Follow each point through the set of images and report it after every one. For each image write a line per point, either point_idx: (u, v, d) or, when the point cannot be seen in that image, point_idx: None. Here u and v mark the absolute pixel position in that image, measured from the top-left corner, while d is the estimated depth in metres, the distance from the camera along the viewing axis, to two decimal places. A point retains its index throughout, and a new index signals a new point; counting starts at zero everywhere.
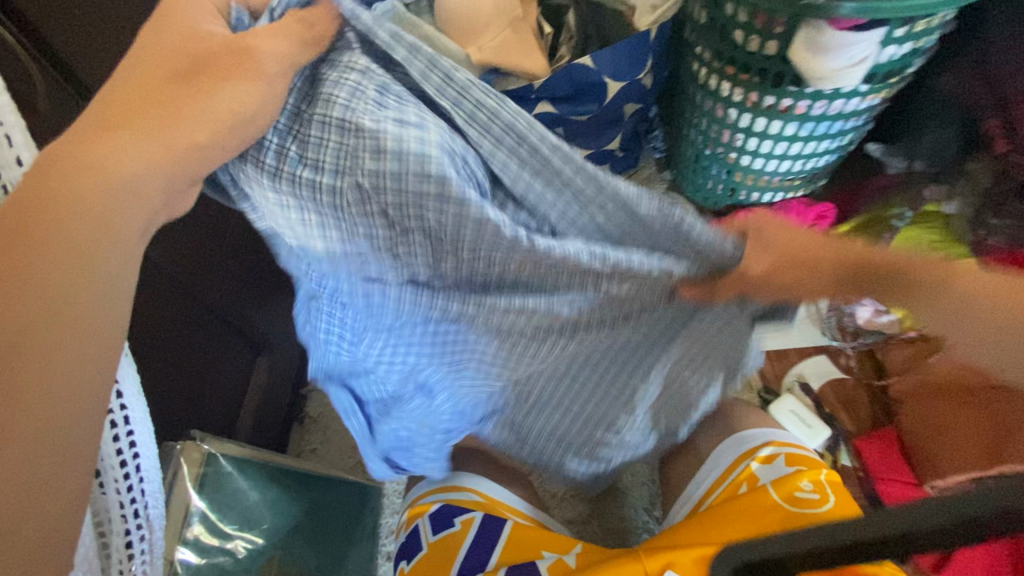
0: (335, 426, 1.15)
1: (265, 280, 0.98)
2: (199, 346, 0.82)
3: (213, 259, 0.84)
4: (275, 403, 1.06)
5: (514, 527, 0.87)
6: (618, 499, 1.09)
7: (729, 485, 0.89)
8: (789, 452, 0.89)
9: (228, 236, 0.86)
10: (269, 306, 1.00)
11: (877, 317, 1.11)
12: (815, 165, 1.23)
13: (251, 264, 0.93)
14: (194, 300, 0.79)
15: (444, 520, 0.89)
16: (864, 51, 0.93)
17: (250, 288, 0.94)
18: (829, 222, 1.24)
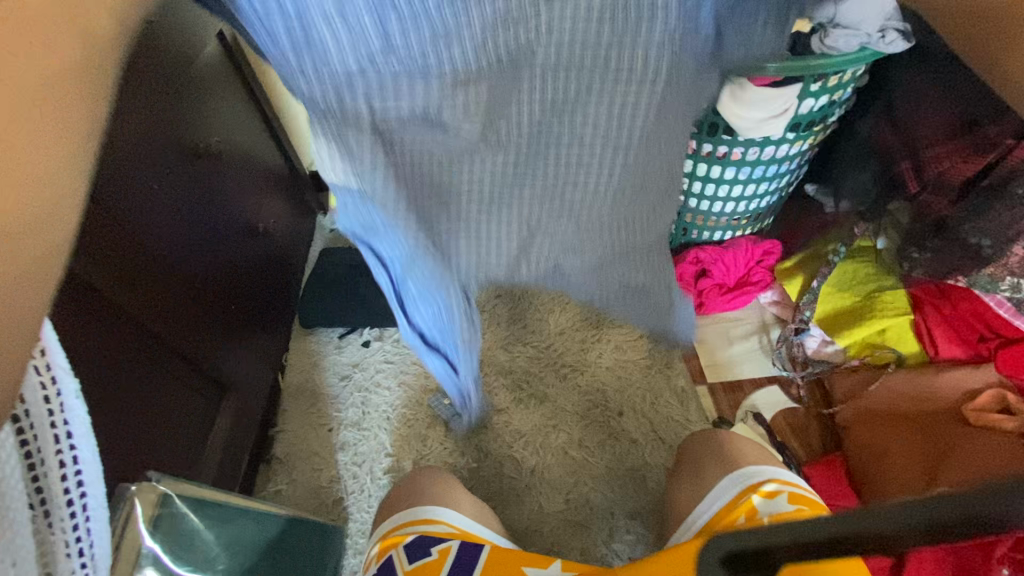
0: (300, 468, 1.17)
1: (219, 324, 1.03)
2: (151, 389, 0.85)
3: (173, 296, 0.89)
4: (240, 442, 1.08)
5: (491, 551, 0.87)
6: (581, 534, 1.10)
7: (727, 514, 0.87)
8: (795, 490, 0.85)
9: (191, 278, 0.94)
10: (223, 351, 1.04)
11: (824, 347, 1.19)
12: (759, 205, 1.31)
13: (207, 307, 0.99)
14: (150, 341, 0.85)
15: (421, 549, 0.86)
16: (784, 103, 1.03)
17: (205, 329, 0.98)
18: (776, 257, 1.32)
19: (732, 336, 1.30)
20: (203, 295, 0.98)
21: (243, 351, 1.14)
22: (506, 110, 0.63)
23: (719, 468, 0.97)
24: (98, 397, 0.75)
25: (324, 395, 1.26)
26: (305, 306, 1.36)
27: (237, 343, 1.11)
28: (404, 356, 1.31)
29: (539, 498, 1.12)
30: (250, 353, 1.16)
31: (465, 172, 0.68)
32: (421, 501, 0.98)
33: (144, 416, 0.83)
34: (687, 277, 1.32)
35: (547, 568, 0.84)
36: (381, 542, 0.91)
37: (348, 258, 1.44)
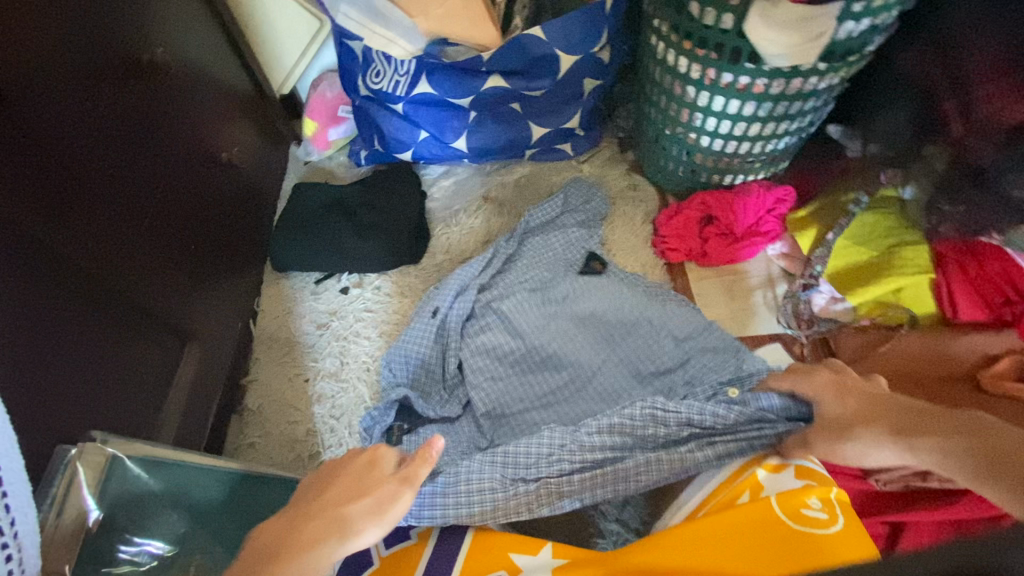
0: (275, 420, 1.09)
1: (174, 262, 0.95)
2: (97, 338, 0.76)
3: (103, 228, 0.80)
4: (206, 393, 1.00)
5: (474, 535, 0.77)
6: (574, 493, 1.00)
7: (728, 487, 0.81)
8: (799, 463, 0.81)
9: (123, 209, 0.83)
10: (180, 296, 0.96)
11: (831, 305, 1.12)
12: (776, 147, 1.21)
13: (155, 240, 0.91)
14: (95, 277, 0.78)
15: (399, 533, 0.79)
16: (820, 25, 0.89)
17: (151, 264, 0.89)
18: (789, 206, 1.23)
19: (734, 292, 1.24)
20: (150, 229, 0.90)
21: (206, 295, 1.04)
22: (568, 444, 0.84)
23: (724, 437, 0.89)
24: (35, 344, 0.67)
25: (300, 343, 1.19)
26: (277, 248, 1.26)
27: (201, 287, 1.02)
28: (385, 304, 1.24)
29: None
30: (214, 297, 1.07)
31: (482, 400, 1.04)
32: None
33: (90, 365, 0.75)
34: (690, 224, 1.26)
35: (537, 555, 0.73)
36: None
37: (325, 197, 1.33)
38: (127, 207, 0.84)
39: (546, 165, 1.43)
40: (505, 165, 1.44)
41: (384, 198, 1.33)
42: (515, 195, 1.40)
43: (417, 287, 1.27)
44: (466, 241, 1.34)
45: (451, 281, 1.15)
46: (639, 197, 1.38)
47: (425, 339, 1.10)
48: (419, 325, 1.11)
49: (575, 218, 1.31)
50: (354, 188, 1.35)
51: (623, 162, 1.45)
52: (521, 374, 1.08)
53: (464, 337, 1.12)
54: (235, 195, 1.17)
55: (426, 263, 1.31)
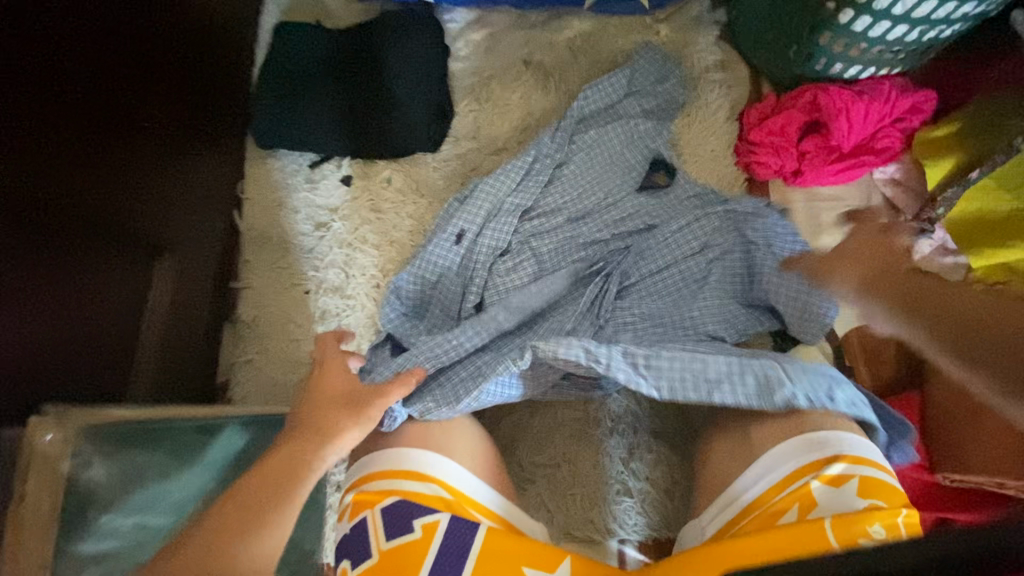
0: (274, 333, 0.96)
1: (131, 148, 0.72)
2: (49, 277, 0.59)
3: (31, 121, 0.56)
4: (188, 312, 0.87)
5: (488, 535, 0.66)
6: (593, 444, 0.89)
7: (777, 496, 0.68)
8: (864, 474, 0.67)
9: (44, 81, 0.58)
10: (149, 191, 0.77)
11: (937, 257, 0.93)
12: (936, 36, 0.90)
13: (104, 118, 0.67)
14: (23, 185, 0.56)
15: (401, 523, 0.66)
16: None
17: (101, 161, 0.67)
18: (923, 118, 0.97)
19: (822, 225, 1.01)
20: (96, 101, 0.66)
21: (180, 190, 0.84)
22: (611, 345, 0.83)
23: (795, 428, 0.73)
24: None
25: (294, 245, 1.01)
26: (261, 121, 1.02)
27: (173, 179, 0.82)
28: (395, 203, 1.03)
29: (554, 404, 0.90)
30: (183, 190, 0.85)
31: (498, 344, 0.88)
32: (400, 444, 0.75)
33: (49, 313, 0.59)
34: (791, 130, 0.99)
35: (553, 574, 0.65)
36: (355, 493, 0.71)
37: (323, 58, 1.06)
38: (67, 72, 0.61)
39: (612, 21, 1.11)
40: (557, 17, 1.11)
41: (398, 61, 1.04)
42: (563, 66, 1.09)
43: (436, 183, 1.04)
44: (499, 125, 1.07)
45: (476, 198, 0.94)
46: (726, 81, 1.08)
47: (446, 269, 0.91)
48: (437, 253, 0.91)
49: (639, 106, 1.03)
50: (360, 46, 1.06)
51: (712, 25, 1.12)
52: (550, 316, 0.90)
53: (493, 272, 0.91)
54: (199, 38, 0.88)
55: (447, 150, 1.05)
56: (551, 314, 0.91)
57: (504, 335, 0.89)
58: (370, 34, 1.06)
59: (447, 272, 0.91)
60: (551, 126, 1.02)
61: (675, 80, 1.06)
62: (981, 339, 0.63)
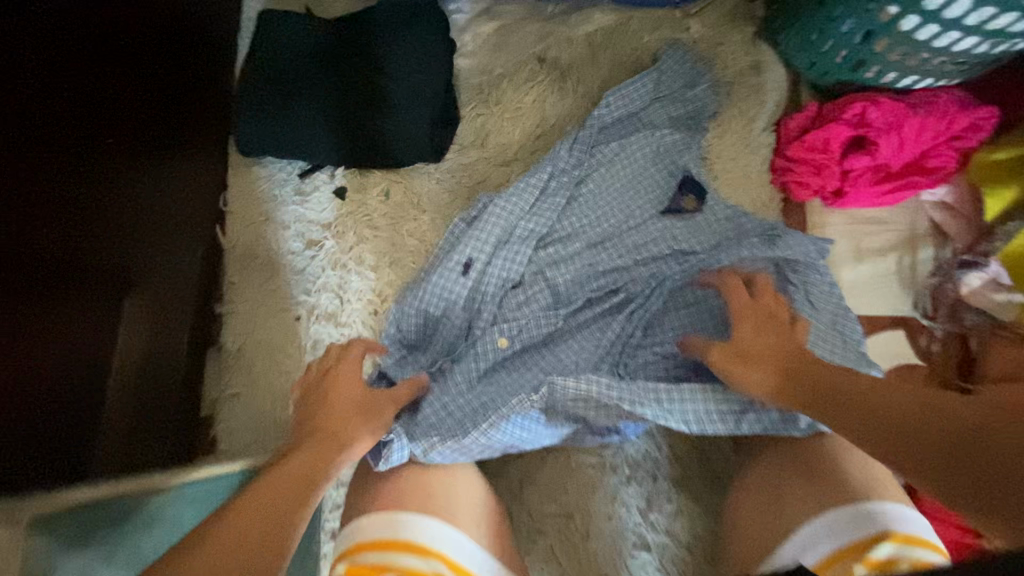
0: (263, 364, 0.88)
1: (75, 171, 0.63)
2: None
3: None
4: (164, 347, 0.79)
5: None
6: (608, 492, 0.82)
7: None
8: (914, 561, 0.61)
9: None
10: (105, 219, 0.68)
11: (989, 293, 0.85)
12: (1007, 49, 0.80)
13: (38, 137, 0.58)
14: None
15: None
16: None
17: (36, 191, 0.58)
18: (983, 137, 0.88)
19: (861, 250, 0.93)
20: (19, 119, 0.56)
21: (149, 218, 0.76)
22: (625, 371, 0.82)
23: (832, 496, 0.67)
24: None
25: (283, 265, 0.92)
26: (243, 121, 0.91)
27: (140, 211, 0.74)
28: (395, 219, 0.94)
29: (567, 449, 0.84)
30: (147, 212, 0.76)
31: (510, 384, 0.81)
32: (403, 507, 0.68)
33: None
34: (834, 146, 0.90)
35: None
36: (350, 565, 0.63)
37: (314, 51, 0.95)
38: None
39: (638, 15, 0.99)
40: (577, 9, 0.99)
41: (395, 55, 0.93)
42: (582, 65, 0.98)
43: (440, 196, 0.94)
44: (510, 132, 0.96)
45: (483, 222, 0.85)
46: (762, 85, 0.97)
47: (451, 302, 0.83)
48: (440, 284, 0.83)
49: (665, 115, 0.93)
50: (355, 37, 0.95)
51: (749, 21, 1.01)
52: (564, 350, 0.83)
53: (504, 306, 0.83)
54: (161, 34, 0.77)
55: (452, 160, 0.95)
56: (568, 352, 0.83)
57: (517, 371, 0.82)
58: (368, 26, 0.95)
59: (452, 304, 0.83)
60: (568, 137, 0.91)
61: (706, 85, 0.95)
62: (910, 439, 0.49)
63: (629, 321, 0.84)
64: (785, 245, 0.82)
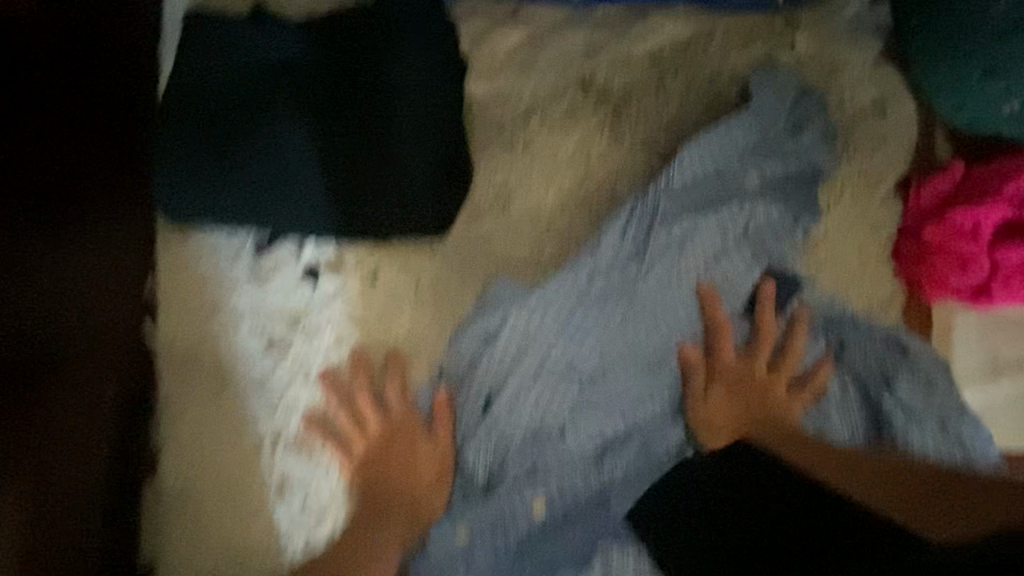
0: (216, 508, 0.68)
1: None
2: None
3: None
4: (70, 536, 0.56)
5: None
6: None
7: None
8: None
9: None
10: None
11: None
12: None
13: None
14: None
15: None
16: None
17: None
18: None
19: (999, 365, 0.70)
20: None
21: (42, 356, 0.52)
22: (692, 528, 0.63)
23: None
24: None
25: (239, 373, 0.69)
26: (175, 184, 0.66)
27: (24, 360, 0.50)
28: (386, 311, 0.70)
29: None
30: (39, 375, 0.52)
31: (548, 558, 0.63)
32: None
33: None
34: (987, 231, 0.65)
35: None
36: None
37: (261, 75, 0.67)
38: None
39: (720, 24, 0.71)
40: (635, 14, 0.71)
41: (385, 87, 0.67)
42: (641, 97, 0.70)
43: (445, 281, 0.70)
44: (541, 192, 0.70)
45: (505, 345, 0.64)
46: (889, 130, 0.71)
47: (482, 451, 0.63)
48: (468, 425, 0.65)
49: (759, 175, 0.67)
50: (331, 57, 0.68)
51: (874, 32, 0.72)
52: (613, 507, 0.64)
53: (540, 456, 0.63)
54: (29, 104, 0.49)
55: (462, 231, 0.71)
56: (626, 511, 0.64)
57: (558, 538, 0.64)
58: (352, 42, 0.68)
59: (479, 452, 0.64)
60: (618, 214, 0.66)
61: (814, 133, 0.69)
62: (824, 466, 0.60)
63: (701, 472, 0.65)
64: (910, 370, 0.65)
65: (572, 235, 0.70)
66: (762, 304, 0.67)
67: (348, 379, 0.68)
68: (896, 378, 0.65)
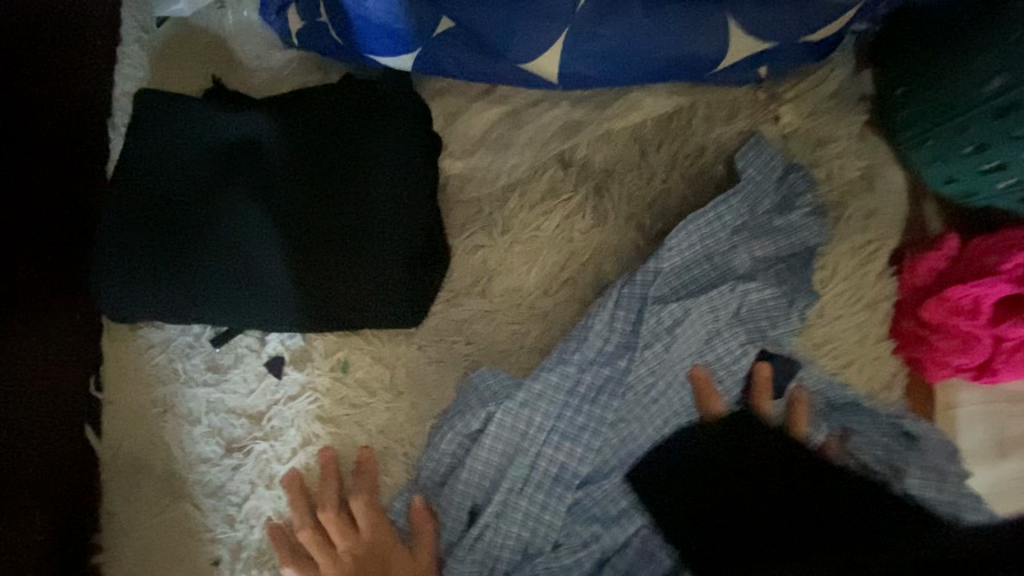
0: None
1: None
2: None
3: None
4: None
5: None
6: None
7: None
8: None
9: None
10: None
11: None
12: None
13: None
14: None
15: None
16: None
17: None
18: None
19: (1006, 445, 0.66)
20: None
21: None
22: None
23: None
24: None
25: (192, 479, 0.63)
26: (125, 279, 0.61)
27: None
28: (358, 405, 0.65)
29: None
30: None
31: None
32: None
33: None
34: (987, 309, 0.62)
35: None
36: None
37: (218, 162, 0.63)
38: None
39: (703, 97, 0.69)
40: (616, 87, 0.68)
41: (353, 173, 0.63)
42: (625, 173, 0.68)
43: (422, 370, 0.65)
44: (522, 274, 0.66)
45: (488, 447, 0.60)
46: (877, 203, 0.69)
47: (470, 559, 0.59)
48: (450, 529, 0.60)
49: (747, 255, 0.65)
50: (299, 140, 0.64)
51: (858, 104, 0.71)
52: None
53: (530, 568, 0.58)
54: None
55: (439, 315, 0.66)
56: None
57: None
58: (321, 124, 0.64)
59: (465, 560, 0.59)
60: (604, 302, 0.62)
61: (801, 208, 0.66)
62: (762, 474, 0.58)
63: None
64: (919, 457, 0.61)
65: (556, 317, 0.66)
66: (758, 391, 0.64)
67: (317, 481, 0.63)
68: (907, 471, 0.60)
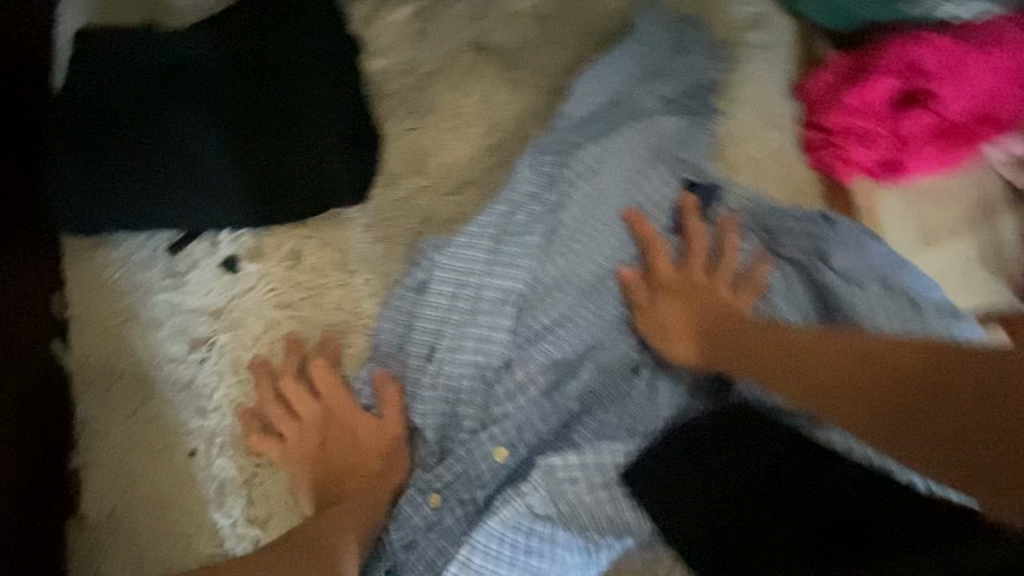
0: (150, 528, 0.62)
1: None
2: None
3: None
4: None
5: None
6: None
7: None
8: None
9: None
10: None
11: None
12: None
13: None
14: None
15: None
16: None
17: None
18: None
19: (930, 234, 0.70)
20: None
21: None
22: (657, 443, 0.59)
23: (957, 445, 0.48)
24: None
25: (162, 379, 0.65)
26: (81, 192, 0.65)
27: None
28: (314, 289, 0.68)
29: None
30: None
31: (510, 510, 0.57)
32: None
33: None
34: (878, 105, 0.68)
35: None
36: None
37: (156, 78, 0.68)
38: None
39: None
40: None
41: (284, 75, 0.68)
42: (533, 47, 0.73)
43: (369, 249, 0.69)
44: (453, 148, 0.71)
45: (437, 294, 0.63)
46: (769, 40, 0.74)
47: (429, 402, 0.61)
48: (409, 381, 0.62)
49: (655, 95, 0.69)
50: (229, 52, 0.69)
51: None
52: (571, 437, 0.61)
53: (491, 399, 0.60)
54: None
55: (379, 197, 0.70)
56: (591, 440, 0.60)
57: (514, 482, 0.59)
58: (246, 35, 0.70)
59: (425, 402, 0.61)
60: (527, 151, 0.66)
61: (698, 51, 0.72)
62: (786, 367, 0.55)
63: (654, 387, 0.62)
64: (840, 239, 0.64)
65: (488, 181, 0.70)
66: (686, 214, 0.67)
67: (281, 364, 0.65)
68: (830, 252, 0.64)
